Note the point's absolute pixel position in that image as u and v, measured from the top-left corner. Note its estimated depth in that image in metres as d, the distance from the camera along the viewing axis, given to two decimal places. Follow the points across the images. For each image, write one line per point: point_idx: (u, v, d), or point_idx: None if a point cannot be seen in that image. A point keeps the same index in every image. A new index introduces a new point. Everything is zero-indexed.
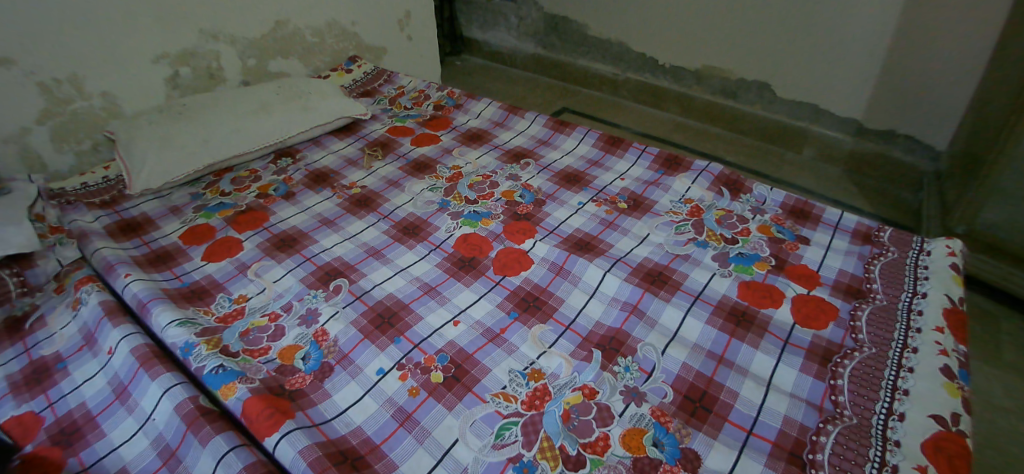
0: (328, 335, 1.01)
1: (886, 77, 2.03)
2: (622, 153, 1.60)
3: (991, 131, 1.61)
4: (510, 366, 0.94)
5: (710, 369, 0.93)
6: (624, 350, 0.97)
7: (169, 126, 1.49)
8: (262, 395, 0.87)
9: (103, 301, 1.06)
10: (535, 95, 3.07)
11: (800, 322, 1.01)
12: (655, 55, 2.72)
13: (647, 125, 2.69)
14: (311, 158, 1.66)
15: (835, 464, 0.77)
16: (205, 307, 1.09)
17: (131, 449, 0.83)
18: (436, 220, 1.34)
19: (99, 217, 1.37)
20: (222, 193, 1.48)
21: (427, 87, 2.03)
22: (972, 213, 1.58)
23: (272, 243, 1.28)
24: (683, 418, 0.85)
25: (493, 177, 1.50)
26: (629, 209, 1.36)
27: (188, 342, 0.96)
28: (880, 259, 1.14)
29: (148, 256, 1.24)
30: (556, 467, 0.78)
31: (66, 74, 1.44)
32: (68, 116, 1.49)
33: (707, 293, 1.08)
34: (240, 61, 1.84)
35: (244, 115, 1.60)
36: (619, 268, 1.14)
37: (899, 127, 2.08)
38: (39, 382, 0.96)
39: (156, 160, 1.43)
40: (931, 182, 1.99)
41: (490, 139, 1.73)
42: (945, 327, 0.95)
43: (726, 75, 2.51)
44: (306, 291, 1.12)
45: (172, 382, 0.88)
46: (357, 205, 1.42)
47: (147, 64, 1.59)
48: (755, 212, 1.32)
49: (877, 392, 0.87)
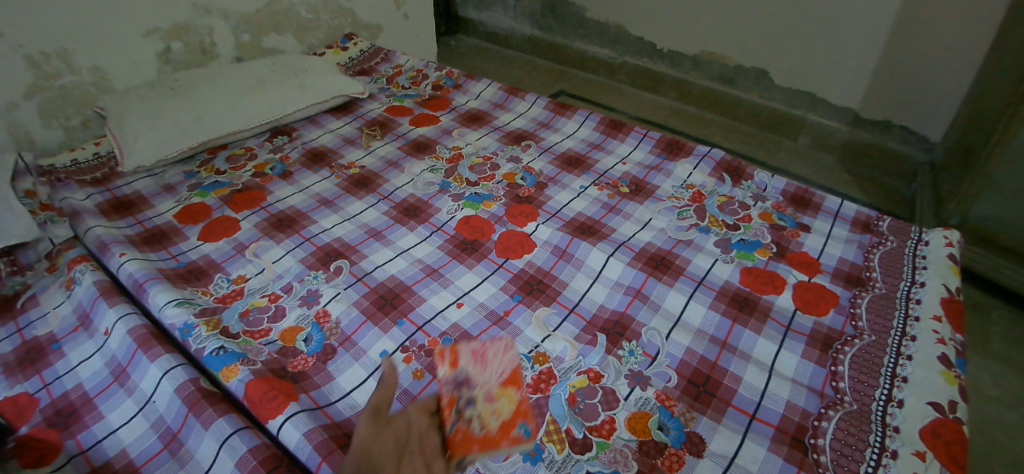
0: (330, 317, 1.00)
1: (884, 68, 2.02)
2: (624, 137, 1.58)
3: (987, 125, 1.61)
4: (514, 350, 0.94)
5: (714, 355, 0.93)
6: (629, 335, 0.97)
7: (160, 103, 1.45)
8: (264, 377, 0.86)
9: (97, 281, 1.04)
10: (531, 77, 3.03)
11: (801, 308, 1.02)
12: (653, 39, 2.69)
13: (645, 110, 2.66)
14: (307, 137, 1.63)
15: (836, 449, 0.79)
16: (203, 287, 1.07)
17: (131, 431, 0.82)
18: (437, 202, 1.32)
19: (91, 195, 1.34)
20: (217, 171, 1.45)
21: (425, 67, 1.99)
22: (967, 205, 1.59)
23: (269, 223, 1.25)
24: (688, 402, 0.86)
25: (493, 159, 1.48)
26: (630, 194, 1.35)
27: (187, 323, 0.95)
28: (879, 248, 1.15)
29: (142, 236, 1.21)
30: (563, 450, 0.79)
31: (54, 47, 1.39)
32: (57, 91, 1.45)
33: (710, 279, 1.08)
34: (233, 36, 1.78)
35: (238, 92, 1.56)
36: (622, 253, 1.14)
37: (895, 117, 2.09)
38: (33, 363, 0.94)
39: (148, 138, 1.39)
40: (925, 173, 2.00)
41: (490, 120, 1.71)
42: (943, 316, 0.97)
43: (725, 61, 2.49)
44: (307, 272, 1.10)
45: (172, 364, 0.87)
46: (356, 186, 1.40)
47: (137, 39, 1.54)
48: (757, 199, 1.31)
49: (877, 379, 0.88)
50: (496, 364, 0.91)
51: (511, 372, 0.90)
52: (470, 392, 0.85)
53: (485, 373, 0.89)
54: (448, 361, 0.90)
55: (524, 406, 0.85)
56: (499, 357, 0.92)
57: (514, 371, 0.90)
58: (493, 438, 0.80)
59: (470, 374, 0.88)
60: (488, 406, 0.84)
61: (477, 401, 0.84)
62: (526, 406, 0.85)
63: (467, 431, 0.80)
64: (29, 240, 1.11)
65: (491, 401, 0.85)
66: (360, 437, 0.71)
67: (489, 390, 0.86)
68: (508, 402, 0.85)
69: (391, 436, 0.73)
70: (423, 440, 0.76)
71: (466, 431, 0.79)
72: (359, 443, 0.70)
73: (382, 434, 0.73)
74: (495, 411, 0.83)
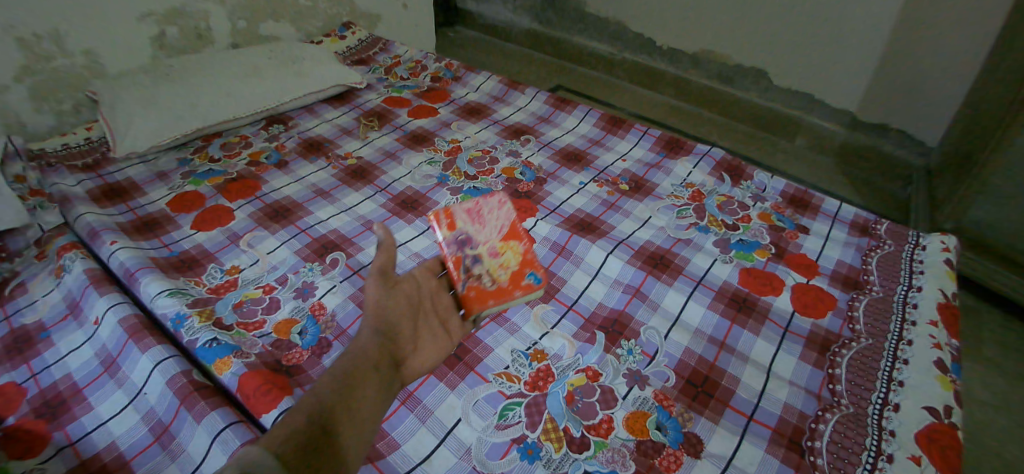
0: (325, 309, 0.99)
1: (883, 72, 2.02)
2: (623, 134, 1.57)
3: (983, 132, 1.62)
4: (512, 346, 0.93)
5: (712, 355, 0.93)
6: (627, 333, 0.96)
7: (154, 88, 1.43)
8: (258, 370, 0.85)
9: (88, 269, 1.02)
10: (530, 71, 3.01)
11: (799, 310, 1.02)
12: (653, 37, 2.67)
13: (642, 107, 2.65)
14: (304, 126, 1.61)
15: (832, 452, 0.79)
16: (195, 278, 1.05)
17: (121, 423, 0.81)
18: (435, 195, 1.31)
19: (81, 180, 1.31)
20: (211, 159, 1.42)
21: (424, 58, 1.97)
22: (962, 210, 1.60)
23: (264, 213, 1.23)
24: (686, 402, 0.85)
25: (492, 152, 1.47)
26: (630, 191, 1.35)
27: (179, 313, 0.93)
28: (877, 252, 1.15)
29: (134, 224, 1.19)
30: (560, 449, 0.78)
31: (46, 29, 1.36)
32: (48, 74, 1.41)
33: (709, 278, 1.08)
34: (230, 22, 1.75)
35: (234, 79, 1.54)
36: (621, 250, 1.13)
37: (892, 121, 2.09)
38: (20, 352, 0.92)
39: (141, 124, 1.37)
40: (920, 177, 2.01)
41: (490, 113, 1.69)
42: (938, 321, 0.97)
43: (724, 60, 2.48)
44: (302, 264, 1.09)
45: (163, 356, 0.85)
46: (353, 177, 1.38)
47: (131, 22, 1.51)
48: (756, 199, 1.31)
49: (873, 383, 0.88)
50: (493, 220, 0.97)
51: (509, 228, 0.97)
52: (474, 251, 0.93)
53: (484, 230, 0.96)
54: (445, 224, 0.94)
55: (527, 259, 0.96)
56: (494, 213, 0.98)
57: (513, 225, 0.98)
58: (505, 290, 0.93)
59: (470, 232, 0.95)
60: (495, 261, 0.94)
61: (483, 258, 0.93)
62: (530, 259, 0.96)
63: (479, 287, 0.91)
64: (18, 226, 1.10)
65: (496, 256, 0.94)
66: (374, 301, 0.78)
67: (492, 246, 0.95)
68: (512, 256, 0.95)
69: (403, 294, 0.83)
70: (433, 297, 0.89)
71: (479, 287, 0.91)
72: (375, 305, 0.78)
73: (396, 296, 0.82)
74: (502, 265, 0.94)
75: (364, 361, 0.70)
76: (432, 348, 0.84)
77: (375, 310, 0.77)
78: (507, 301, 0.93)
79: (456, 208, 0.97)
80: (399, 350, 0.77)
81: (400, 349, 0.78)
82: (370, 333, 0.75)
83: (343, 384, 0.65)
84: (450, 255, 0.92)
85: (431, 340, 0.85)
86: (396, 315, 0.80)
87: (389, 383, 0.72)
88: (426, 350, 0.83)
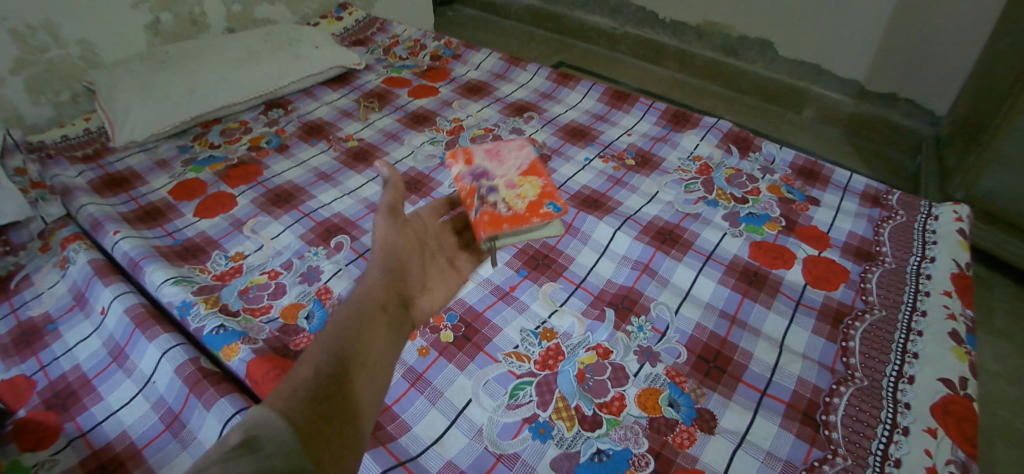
0: (331, 293, 0.98)
1: (891, 39, 1.96)
2: (628, 108, 1.54)
3: (994, 99, 1.57)
4: (521, 326, 0.92)
5: (724, 330, 0.92)
6: (637, 310, 0.95)
7: (151, 75, 1.41)
8: (266, 356, 0.85)
9: (92, 260, 1.01)
10: (531, 48, 2.94)
11: (812, 283, 1.00)
12: (656, 9, 2.61)
13: (647, 82, 2.57)
14: (303, 110, 1.58)
15: (847, 425, 0.78)
16: (200, 265, 1.05)
17: (131, 412, 0.81)
18: (439, 175, 1.29)
19: (82, 172, 1.30)
20: (211, 145, 1.41)
21: (422, 36, 1.92)
22: (972, 180, 1.56)
23: (267, 199, 1.22)
24: (697, 378, 0.84)
25: (495, 131, 1.45)
26: (637, 166, 1.32)
27: (185, 301, 0.93)
28: (889, 222, 1.12)
29: (137, 213, 1.18)
30: (572, 428, 0.78)
31: (39, 19, 1.33)
32: (44, 66, 1.39)
33: (719, 253, 1.06)
34: (224, 7, 1.71)
35: (230, 63, 1.51)
36: (629, 226, 1.11)
37: (900, 91, 2.04)
38: (29, 344, 0.92)
39: (139, 113, 1.35)
40: (930, 146, 1.96)
41: (491, 91, 1.66)
42: (953, 291, 0.95)
43: (728, 32, 2.41)
44: (306, 249, 1.08)
45: (171, 344, 0.85)
46: (355, 159, 1.36)
47: (124, 10, 1.48)
48: (765, 172, 1.28)
49: (888, 355, 0.86)
50: (512, 159, 1.03)
51: (529, 164, 1.01)
52: (491, 182, 0.97)
53: (503, 166, 1.01)
54: (463, 161, 1.02)
55: (545, 192, 0.96)
56: (515, 153, 1.04)
57: (531, 165, 1.02)
58: (522, 216, 0.91)
59: (487, 167, 1.00)
60: (512, 192, 0.95)
61: (500, 189, 0.96)
62: (549, 191, 0.96)
63: (494, 212, 0.92)
64: (21, 219, 1.09)
65: (514, 188, 0.96)
66: (382, 239, 0.82)
67: (510, 180, 0.98)
68: (530, 188, 0.96)
69: (411, 232, 0.88)
70: (437, 235, 0.94)
71: (493, 213, 0.92)
72: (382, 243, 0.81)
73: (400, 237, 0.84)
74: (520, 196, 0.95)
75: (371, 298, 0.72)
76: (439, 287, 0.89)
77: (382, 248, 0.80)
78: (525, 228, 0.91)
79: (476, 149, 1.05)
80: (407, 290, 0.80)
81: (408, 289, 0.81)
82: (377, 273, 0.76)
83: (352, 325, 0.66)
84: (467, 186, 0.97)
85: (439, 278, 0.90)
86: (404, 254, 0.83)
87: (398, 320, 0.75)
88: (435, 294, 0.88)
